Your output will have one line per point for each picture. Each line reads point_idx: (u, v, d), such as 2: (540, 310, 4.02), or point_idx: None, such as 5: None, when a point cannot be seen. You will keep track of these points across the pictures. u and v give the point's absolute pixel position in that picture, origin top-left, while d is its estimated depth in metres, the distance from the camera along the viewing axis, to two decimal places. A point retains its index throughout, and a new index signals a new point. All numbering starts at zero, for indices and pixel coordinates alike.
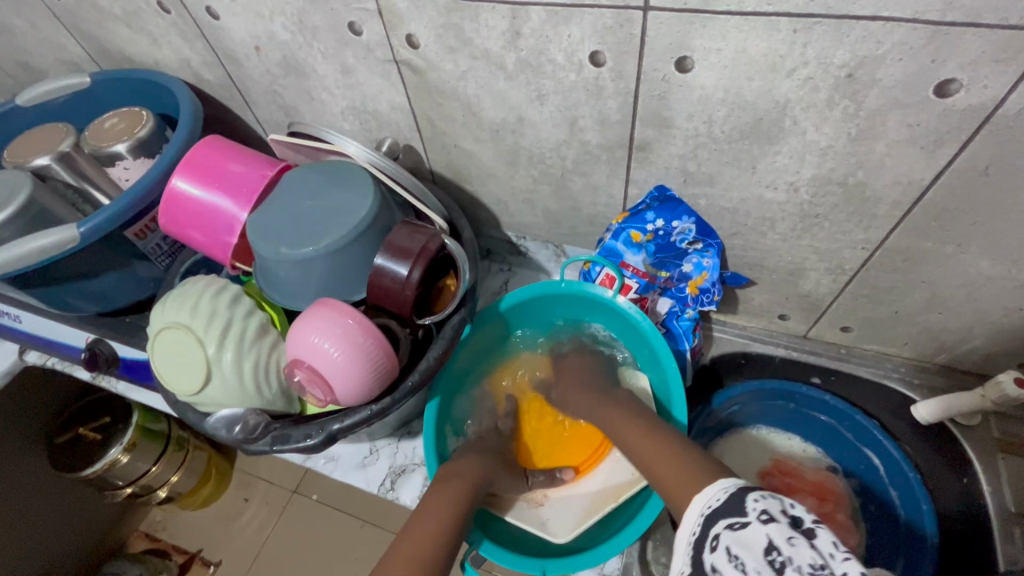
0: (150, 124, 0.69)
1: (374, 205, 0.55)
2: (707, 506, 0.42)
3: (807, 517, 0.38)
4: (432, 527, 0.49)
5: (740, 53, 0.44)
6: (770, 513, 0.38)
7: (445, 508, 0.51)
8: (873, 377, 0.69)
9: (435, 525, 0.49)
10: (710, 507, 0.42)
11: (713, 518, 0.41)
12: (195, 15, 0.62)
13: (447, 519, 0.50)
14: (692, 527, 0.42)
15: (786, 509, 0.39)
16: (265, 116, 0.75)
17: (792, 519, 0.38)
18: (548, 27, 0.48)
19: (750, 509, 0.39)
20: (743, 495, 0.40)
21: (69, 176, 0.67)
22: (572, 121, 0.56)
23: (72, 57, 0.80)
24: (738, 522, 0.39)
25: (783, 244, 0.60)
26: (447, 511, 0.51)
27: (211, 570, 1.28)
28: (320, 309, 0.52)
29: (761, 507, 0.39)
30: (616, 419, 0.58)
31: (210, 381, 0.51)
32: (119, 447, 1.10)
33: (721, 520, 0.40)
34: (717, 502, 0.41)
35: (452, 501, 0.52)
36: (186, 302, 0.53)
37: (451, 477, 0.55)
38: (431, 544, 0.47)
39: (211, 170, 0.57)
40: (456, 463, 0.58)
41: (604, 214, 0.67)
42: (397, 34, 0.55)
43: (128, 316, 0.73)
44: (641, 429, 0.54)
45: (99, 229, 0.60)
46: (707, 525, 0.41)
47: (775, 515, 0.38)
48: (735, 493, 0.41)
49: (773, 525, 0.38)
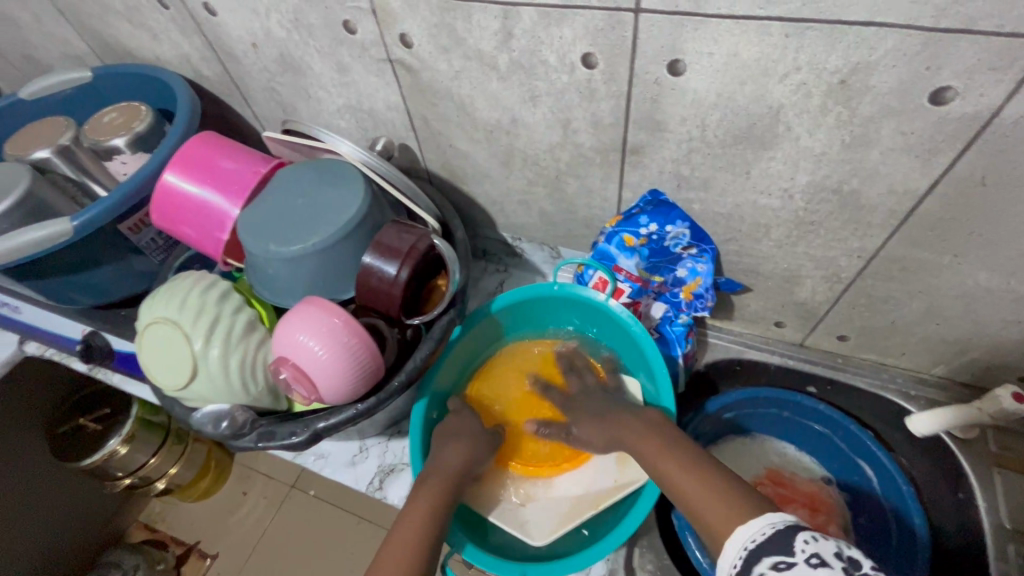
0: (150, 120, 0.70)
1: (365, 203, 0.54)
2: (751, 540, 0.40)
3: (863, 564, 0.36)
4: (411, 536, 0.49)
5: (732, 58, 0.43)
6: (822, 557, 0.37)
7: (434, 502, 0.52)
8: (874, 389, 0.68)
9: (427, 512, 0.51)
10: (754, 543, 0.40)
11: (758, 555, 0.39)
12: (193, 11, 0.63)
13: (432, 510, 0.51)
14: (733, 560, 0.40)
15: (839, 552, 0.37)
16: (263, 113, 0.75)
17: (848, 562, 0.37)
18: (540, 29, 0.48)
19: (797, 551, 0.37)
20: (793, 534, 0.39)
21: (69, 170, 0.68)
22: (564, 123, 0.56)
23: (76, 51, 0.81)
24: (784, 563, 0.37)
25: (778, 251, 0.59)
26: (423, 506, 0.51)
27: (208, 563, 1.30)
28: (308, 308, 0.51)
29: (810, 551, 0.37)
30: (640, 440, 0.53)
31: (196, 377, 0.51)
32: (119, 439, 1.12)
33: (765, 558, 0.38)
34: (760, 536, 0.40)
35: (431, 498, 0.52)
36: (175, 296, 0.53)
37: (433, 473, 0.54)
38: (414, 538, 0.48)
39: (205, 166, 0.57)
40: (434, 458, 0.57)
41: (599, 217, 0.66)
42: (390, 33, 0.54)
43: (123, 309, 0.74)
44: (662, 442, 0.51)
45: (92, 222, 0.60)
46: (754, 559, 0.39)
47: (827, 560, 0.37)
48: (783, 531, 0.39)
49: (825, 571, 0.36)
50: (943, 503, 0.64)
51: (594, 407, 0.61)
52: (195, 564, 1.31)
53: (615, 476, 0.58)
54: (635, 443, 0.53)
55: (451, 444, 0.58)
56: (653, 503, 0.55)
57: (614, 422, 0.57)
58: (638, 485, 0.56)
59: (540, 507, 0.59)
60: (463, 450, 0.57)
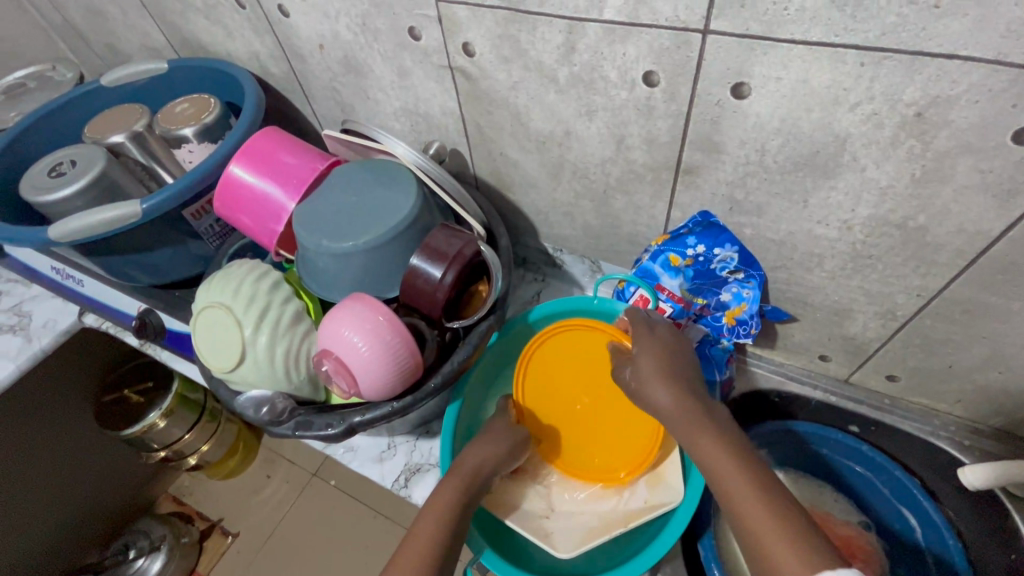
0: (217, 111, 0.73)
1: (416, 206, 0.56)
2: None
3: None
4: (428, 533, 0.48)
5: (800, 84, 0.43)
6: None
7: (447, 507, 0.50)
8: (919, 433, 0.64)
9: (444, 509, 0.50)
10: None
11: None
12: (268, 11, 0.66)
13: (456, 506, 0.51)
14: None
15: None
16: (322, 111, 0.78)
17: None
18: (604, 45, 0.48)
19: None
20: None
21: (140, 155, 0.73)
22: (619, 139, 0.56)
23: (154, 43, 0.86)
24: None
25: (830, 283, 0.57)
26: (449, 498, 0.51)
27: (230, 541, 1.38)
28: (353, 303, 0.52)
29: None
30: (684, 408, 0.48)
31: (244, 362, 0.52)
32: (159, 411, 1.17)
33: None
34: None
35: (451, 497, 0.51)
36: (230, 282, 0.55)
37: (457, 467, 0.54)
38: (431, 543, 0.48)
39: (266, 160, 0.59)
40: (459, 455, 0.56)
41: (644, 234, 0.66)
42: (453, 41, 0.56)
43: (177, 290, 0.77)
44: (708, 420, 0.47)
45: (159, 206, 0.63)
46: None
47: None
48: None
49: None
50: (993, 562, 0.61)
51: (656, 360, 0.52)
52: (217, 540, 1.38)
53: (645, 497, 0.57)
54: (697, 436, 0.47)
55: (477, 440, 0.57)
56: (681, 530, 0.54)
57: (681, 396, 0.49)
58: (672, 506, 0.55)
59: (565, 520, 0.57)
60: (488, 448, 0.56)
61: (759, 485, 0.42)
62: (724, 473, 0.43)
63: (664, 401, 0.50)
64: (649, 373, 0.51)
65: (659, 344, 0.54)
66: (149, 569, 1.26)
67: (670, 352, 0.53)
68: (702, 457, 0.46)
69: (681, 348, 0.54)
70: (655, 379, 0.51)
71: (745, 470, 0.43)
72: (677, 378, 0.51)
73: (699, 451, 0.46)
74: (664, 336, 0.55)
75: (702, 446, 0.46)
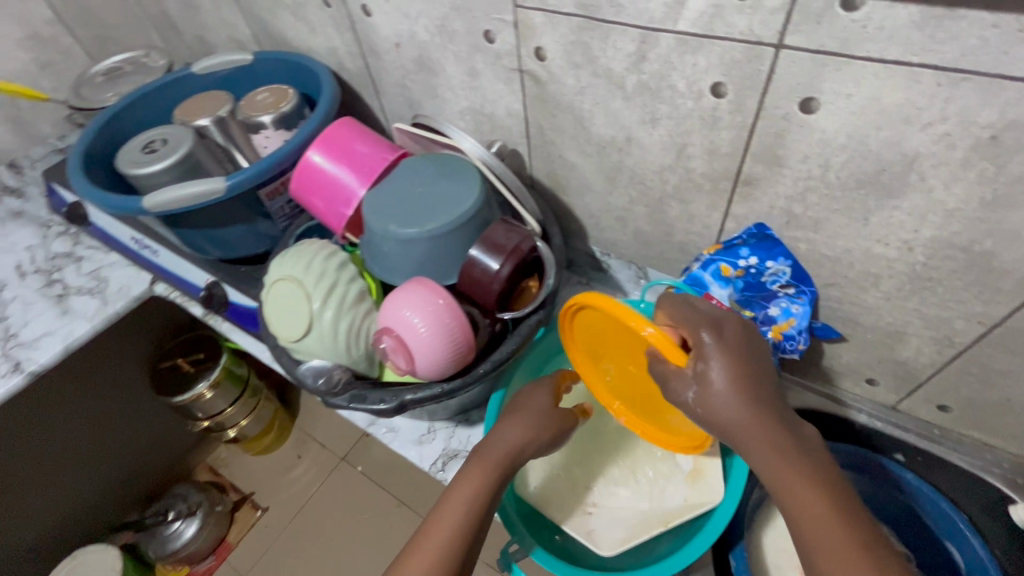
0: (294, 102, 0.78)
1: (479, 200, 0.58)
2: None
3: None
4: (448, 520, 0.49)
5: (871, 101, 0.43)
6: None
7: (468, 496, 0.51)
8: (968, 467, 0.63)
9: (466, 499, 0.51)
10: None
11: None
12: (352, 10, 0.70)
13: (476, 496, 0.51)
14: None
15: None
16: (389, 106, 0.82)
17: None
18: (675, 55, 0.50)
19: None
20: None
21: (220, 137, 0.78)
22: (680, 147, 0.57)
23: (239, 36, 0.92)
24: None
25: (886, 304, 0.57)
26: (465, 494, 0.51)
27: (259, 514, 1.44)
28: (415, 286, 0.55)
29: None
30: (760, 431, 0.44)
31: (309, 333, 0.56)
32: (207, 383, 1.23)
33: None
34: None
35: (470, 488, 0.51)
36: (302, 259, 0.58)
37: (492, 446, 0.54)
38: (452, 531, 0.49)
39: (342, 148, 0.63)
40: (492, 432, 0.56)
41: (696, 243, 0.67)
42: (526, 45, 0.58)
43: (242, 266, 0.82)
44: (784, 445, 0.44)
45: (239, 186, 0.68)
46: None
47: None
48: None
49: None
50: None
51: (733, 378, 0.45)
52: (248, 513, 1.44)
53: (685, 494, 0.58)
54: (778, 469, 0.44)
55: (513, 418, 0.56)
56: (713, 539, 0.53)
57: (763, 420, 0.45)
58: (710, 507, 0.55)
59: (606, 515, 0.58)
60: (525, 430, 0.55)
61: (847, 530, 0.41)
62: (805, 506, 0.43)
63: (742, 425, 0.45)
64: (724, 393, 0.45)
65: (735, 351, 0.46)
66: (183, 533, 1.32)
67: (748, 367, 0.46)
68: (776, 482, 0.44)
69: (753, 351, 0.47)
70: (731, 399, 0.45)
71: (825, 501, 0.42)
72: (757, 397, 0.45)
73: (773, 477, 0.44)
74: (736, 339, 0.47)
75: (785, 481, 0.44)
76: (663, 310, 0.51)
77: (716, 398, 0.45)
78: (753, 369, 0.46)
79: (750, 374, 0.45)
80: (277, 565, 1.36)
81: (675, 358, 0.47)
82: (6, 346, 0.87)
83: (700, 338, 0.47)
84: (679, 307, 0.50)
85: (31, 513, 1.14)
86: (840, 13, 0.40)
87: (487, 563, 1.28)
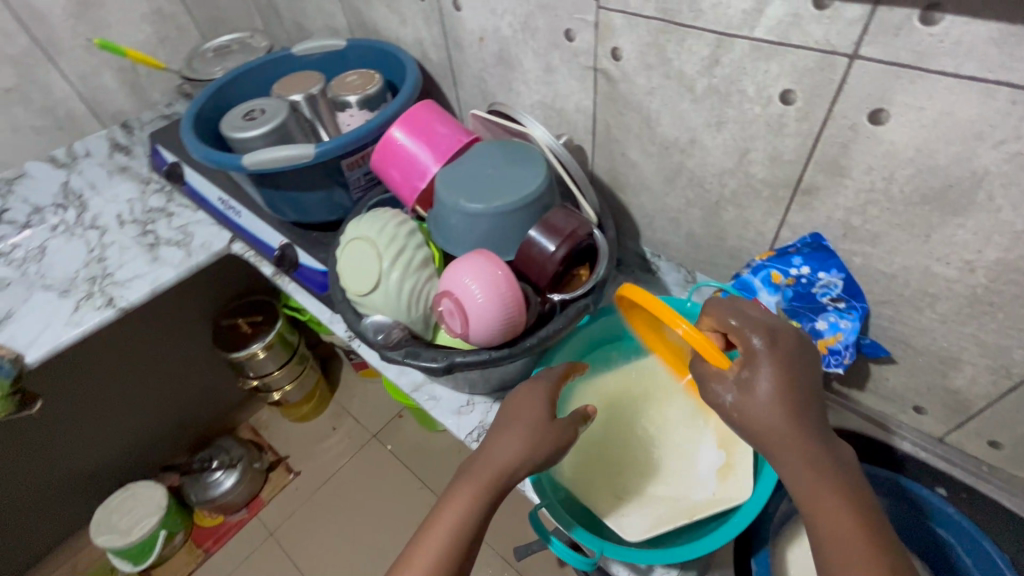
0: (379, 85, 0.85)
1: (543, 185, 0.62)
2: None
3: None
4: (445, 525, 0.49)
5: (944, 116, 0.44)
6: None
7: (463, 512, 0.49)
8: (1016, 509, 0.62)
9: (458, 516, 0.49)
10: None
11: None
12: (443, 5, 0.76)
13: (468, 514, 0.49)
14: None
15: None
16: (465, 97, 0.87)
17: None
18: (748, 61, 0.52)
19: None
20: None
21: (309, 111, 0.85)
22: (742, 152, 0.59)
23: (335, 24, 1.00)
24: None
25: (940, 326, 0.56)
26: (460, 510, 0.49)
27: (291, 477, 1.51)
28: (476, 257, 0.59)
29: None
30: (798, 443, 0.44)
31: (376, 290, 0.61)
32: (261, 344, 1.30)
33: None
34: None
35: (466, 505, 0.49)
36: (377, 223, 0.64)
37: (487, 464, 0.51)
38: (446, 540, 0.48)
39: (422, 127, 0.69)
40: (491, 443, 0.53)
41: (748, 250, 0.68)
42: (604, 45, 0.62)
43: (313, 231, 0.89)
44: (819, 461, 0.44)
45: (325, 155, 0.74)
46: None
47: None
48: None
49: None
50: None
51: (781, 388, 0.45)
52: (281, 475, 1.51)
53: (714, 489, 0.59)
54: (809, 482, 0.44)
55: (509, 430, 0.54)
56: (734, 534, 0.55)
57: (803, 431, 0.44)
58: (737, 502, 0.56)
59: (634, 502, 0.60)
60: (523, 444, 0.52)
61: (872, 547, 0.41)
62: (830, 520, 0.43)
63: (780, 435, 0.44)
64: (768, 402, 0.45)
65: (785, 361, 0.46)
66: (222, 483, 1.39)
67: (797, 381, 0.45)
68: (805, 496, 0.44)
69: (808, 364, 0.47)
70: (773, 408, 0.44)
71: (851, 517, 0.42)
72: (800, 409, 0.45)
73: (801, 489, 0.44)
74: (791, 348, 0.46)
75: (814, 493, 0.44)
76: (710, 315, 0.51)
77: (757, 404, 0.45)
78: (800, 382, 0.45)
79: (796, 387, 0.45)
80: (304, 527, 1.42)
81: (715, 360, 0.48)
82: (101, 283, 0.97)
83: (749, 341, 0.47)
84: (726, 313, 0.50)
85: (95, 438, 1.26)
86: (918, 27, 0.42)
87: (501, 556, 1.30)
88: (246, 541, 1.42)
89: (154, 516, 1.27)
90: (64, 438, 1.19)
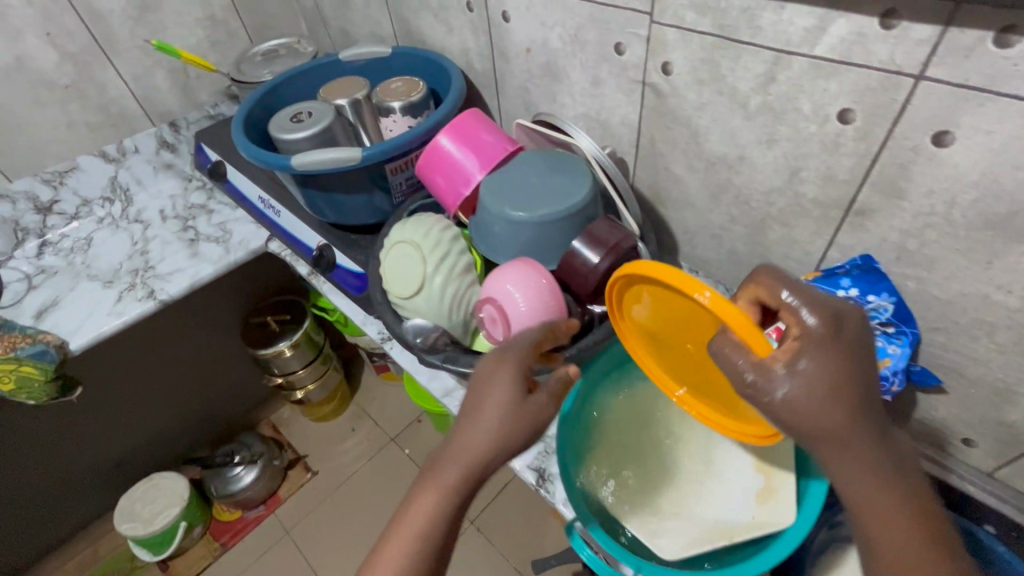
0: (423, 92, 0.86)
1: (587, 196, 0.62)
2: None
3: None
4: (421, 517, 0.46)
5: (1014, 140, 0.43)
6: None
7: (432, 507, 0.46)
8: None
9: (430, 510, 0.46)
10: None
11: None
12: (492, 16, 0.77)
13: (438, 513, 0.46)
14: None
15: None
16: (507, 107, 0.88)
17: None
18: (806, 79, 0.52)
19: None
20: None
21: (353, 116, 0.87)
22: (793, 170, 0.58)
23: (382, 32, 1.03)
24: None
25: (998, 357, 0.54)
26: (430, 505, 0.46)
27: (309, 476, 1.51)
28: (520, 264, 0.59)
29: None
30: (857, 442, 0.39)
31: (419, 294, 0.61)
32: (288, 342, 1.31)
33: None
34: None
35: (434, 501, 0.46)
36: (421, 227, 0.64)
37: (450, 465, 0.47)
38: (418, 536, 0.45)
39: (468, 134, 0.69)
40: (462, 428, 0.48)
41: (792, 269, 0.67)
42: (655, 59, 0.62)
43: (351, 233, 0.90)
44: (879, 462, 0.39)
45: (370, 160, 0.76)
46: None
47: None
48: None
49: None
50: None
51: (838, 383, 0.38)
52: (298, 474, 1.51)
53: (754, 513, 0.57)
54: (866, 484, 0.39)
55: (479, 417, 0.48)
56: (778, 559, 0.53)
57: (859, 430, 0.39)
58: (781, 527, 0.54)
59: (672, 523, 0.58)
60: (486, 439, 0.47)
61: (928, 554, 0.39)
62: (887, 526, 0.39)
63: (834, 433, 0.39)
64: (824, 400, 0.38)
65: (843, 348, 0.39)
66: (242, 478, 1.40)
67: (856, 374, 0.38)
68: (861, 498, 0.40)
69: (868, 350, 0.40)
70: (828, 405, 0.38)
71: (908, 521, 0.39)
72: (862, 403, 0.39)
73: (855, 489, 0.40)
74: (849, 333, 0.39)
75: (870, 495, 0.40)
76: (760, 284, 0.43)
77: (812, 400, 0.38)
78: (861, 372, 0.39)
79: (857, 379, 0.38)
80: (319, 528, 1.43)
81: (756, 341, 0.41)
82: (142, 275, 1.00)
83: (804, 321, 0.40)
84: (777, 284, 0.43)
85: (122, 426, 1.28)
86: (992, 49, 0.41)
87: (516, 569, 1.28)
88: (263, 537, 1.42)
89: (174, 507, 1.29)
90: (95, 424, 1.22)
